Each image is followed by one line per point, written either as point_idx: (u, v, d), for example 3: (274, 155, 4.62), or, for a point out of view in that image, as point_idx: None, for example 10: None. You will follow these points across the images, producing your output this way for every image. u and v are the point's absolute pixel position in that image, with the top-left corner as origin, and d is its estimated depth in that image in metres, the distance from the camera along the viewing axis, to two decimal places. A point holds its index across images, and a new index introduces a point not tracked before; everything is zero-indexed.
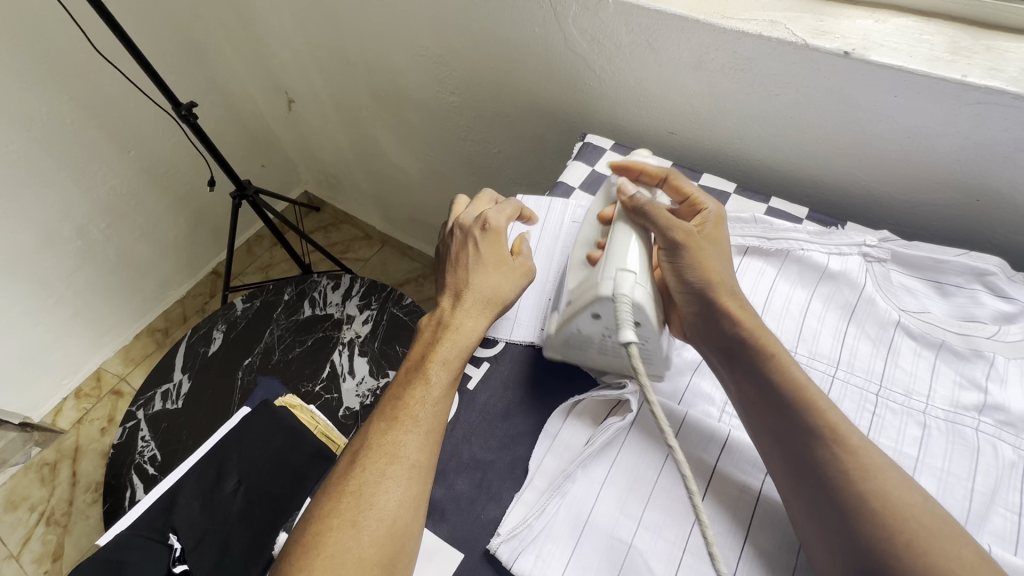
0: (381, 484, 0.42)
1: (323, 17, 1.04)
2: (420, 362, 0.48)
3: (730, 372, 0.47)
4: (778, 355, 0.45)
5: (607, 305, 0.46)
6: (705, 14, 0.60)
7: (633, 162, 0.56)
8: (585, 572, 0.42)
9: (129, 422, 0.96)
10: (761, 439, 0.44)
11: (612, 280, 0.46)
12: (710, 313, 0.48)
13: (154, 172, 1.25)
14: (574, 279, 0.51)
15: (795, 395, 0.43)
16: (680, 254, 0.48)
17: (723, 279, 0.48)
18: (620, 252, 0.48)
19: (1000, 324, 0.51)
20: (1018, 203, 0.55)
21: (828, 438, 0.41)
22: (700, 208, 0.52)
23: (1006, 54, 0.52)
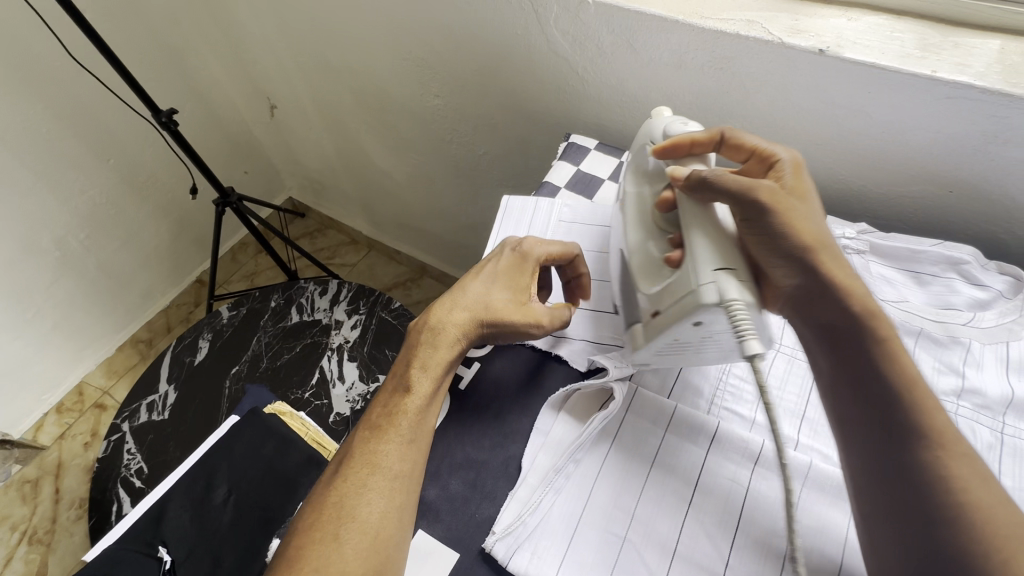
0: (363, 494, 0.42)
1: (304, 21, 1.04)
2: (405, 368, 0.48)
3: (831, 354, 0.44)
4: (893, 342, 0.42)
5: (714, 313, 0.40)
6: (684, 15, 0.61)
7: (678, 137, 0.50)
8: (580, 567, 0.42)
9: (114, 434, 0.95)
10: (856, 427, 0.41)
11: (713, 285, 0.40)
12: (812, 285, 0.44)
13: (135, 180, 1.24)
14: (655, 284, 0.45)
15: (904, 388, 0.40)
16: (769, 217, 0.44)
17: (822, 241, 0.44)
18: (706, 248, 0.42)
19: (975, 311, 0.52)
20: (989, 193, 0.57)
21: (932, 441, 0.38)
22: (773, 158, 0.48)
23: (972, 50, 0.54)
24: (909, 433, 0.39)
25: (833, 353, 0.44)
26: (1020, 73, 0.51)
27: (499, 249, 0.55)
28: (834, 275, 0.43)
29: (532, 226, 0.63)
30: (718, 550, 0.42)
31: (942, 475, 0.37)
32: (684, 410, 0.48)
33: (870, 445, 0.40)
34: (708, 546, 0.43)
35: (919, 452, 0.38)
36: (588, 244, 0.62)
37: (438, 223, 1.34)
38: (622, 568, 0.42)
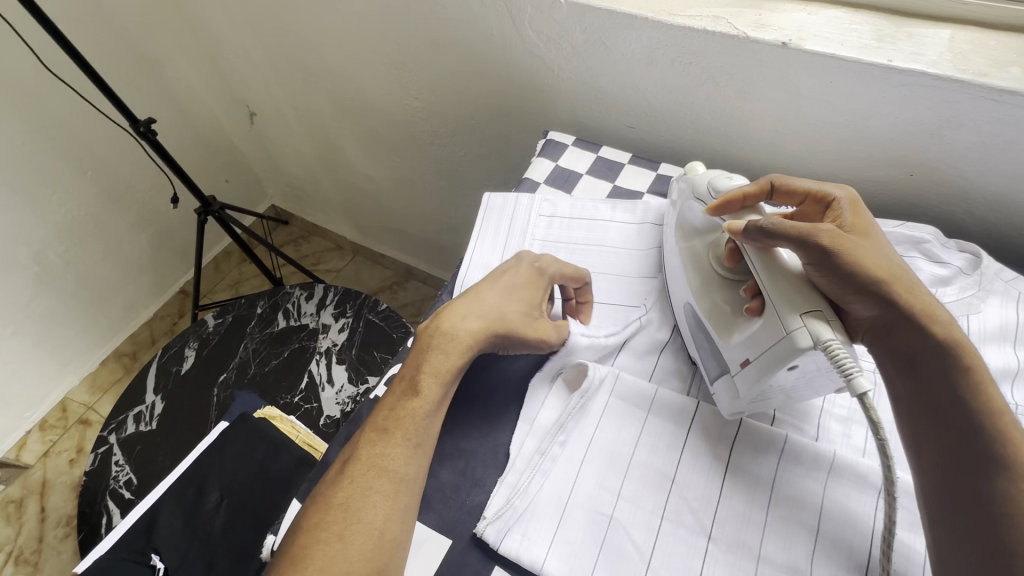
0: (369, 496, 0.42)
1: (281, 27, 1.04)
2: (415, 373, 0.48)
3: (910, 381, 0.42)
4: (978, 371, 0.40)
5: (811, 355, 0.40)
6: (653, 13, 0.63)
7: (732, 193, 0.49)
8: (570, 546, 0.44)
9: (101, 447, 0.94)
10: (938, 455, 0.40)
11: (804, 329, 0.40)
12: (892, 314, 0.41)
13: (114, 192, 1.23)
14: (740, 335, 0.46)
15: (992, 421, 0.39)
16: (837, 259, 0.41)
17: (896, 272, 0.42)
18: (784, 291, 0.42)
19: (937, 286, 0.54)
20: (945, 175, 0.60)
21: (1017, 475, 0.37)
22: (829, 198, 0.47)
23: (925, 39, 0.56)
24: (992, 461, 0.38)
25: (914, 382, 0.41)
26: (968, 60, 0.54)
27: (513, 260, 0.55)
28: (913, 305, 0.41)
29: (514, 222, 0.64)
30: (701, 523, 0.44)
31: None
32: (666, 392, 0.50)
33: (952, 476, 0.39)
34: (692, 520, 0.44)
35: (1003, 481, 0.37)
36: (567, 238, 0.63)
37: (423, 225, 1.35)
38: (611, 545, 0.44)
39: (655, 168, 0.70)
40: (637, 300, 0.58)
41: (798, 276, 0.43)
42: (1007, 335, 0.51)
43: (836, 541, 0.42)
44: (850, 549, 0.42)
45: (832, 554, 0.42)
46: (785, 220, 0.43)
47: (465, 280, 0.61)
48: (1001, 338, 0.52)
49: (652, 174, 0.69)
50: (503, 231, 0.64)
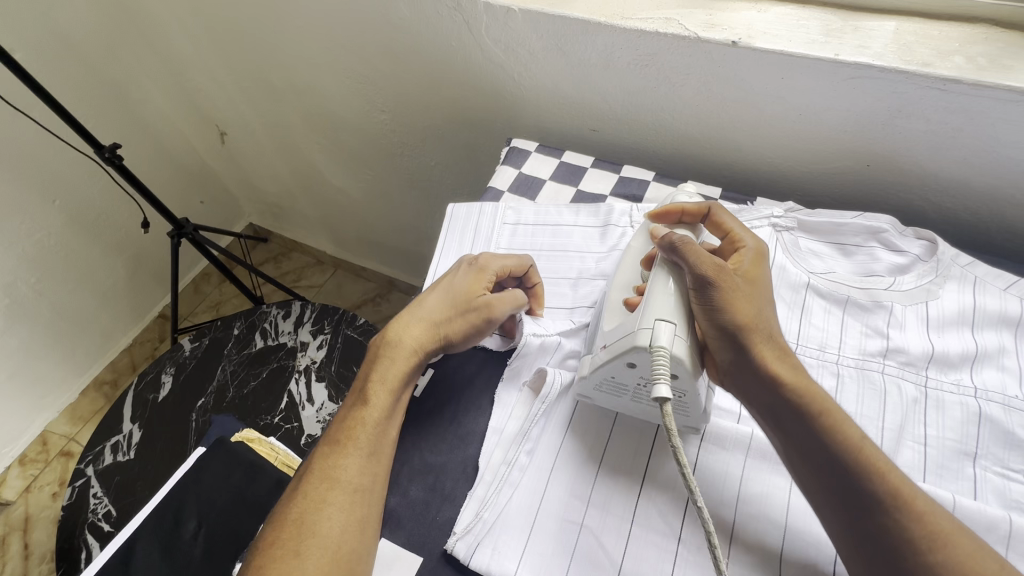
0: (322, 510, 0.42)
1: (244, 46, 1.04)
2: (364, 386, 0.48)
3: (775, 428, 0.42)
4: (830, 412, 0.40)
5: (643, 356, 0.43)
6: (606, 17, 0.63)
7: (671, 205, 0.53)
8: (541, 557, 0.43)
9: (79, 480, 0.92)
10: (818, 500, 0.39)
11: (649, 330, 0.43)
12: (745, 362, 0.43)
13: (83, 219, 1.21)
14: (609, 323, 0.49)
15: (855, 457, 0.39)
16: (714, 293, 0.44)
17: (760, 320, 0.44)
18: (659, 296, 0.45)
19: (896, 275, 0.55)
20: (902, 165, 0.61)
21: (892, 505, 0.37)
22: (739, 246, 0.49)
23: (872, 33, 0.57)
24: (868, 496, 0.37)
25: (778, 434, 0.42)
26: (913, 51, 0.54)
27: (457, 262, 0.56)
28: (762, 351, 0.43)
29: (478, 232, 0.64)
30: (670, 526, 0.44)
31: (914, 535, 0.36)
32: None
33: (843, 519, 0.38)
34: (661, 524, 0.44)
35: (884, 515, 0.37)
36: (532, 245, 0.63)
37: (400, 236, 1.34)
38: (581, 554, 0.43)
39: (618, 170, 0.70)
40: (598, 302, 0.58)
41: (680, 296, 0.45)
42: (965, 319, 0.52)
43: (805, 535, 0.43)
44: (818, 544, 0.42)
45: (800, 547, 0.42)
46: (693, 243, 0.46)
47: None
48: (959, 323, 0.52)
49: (614, 176, 0.70)
50: (468, 240, 0.64)
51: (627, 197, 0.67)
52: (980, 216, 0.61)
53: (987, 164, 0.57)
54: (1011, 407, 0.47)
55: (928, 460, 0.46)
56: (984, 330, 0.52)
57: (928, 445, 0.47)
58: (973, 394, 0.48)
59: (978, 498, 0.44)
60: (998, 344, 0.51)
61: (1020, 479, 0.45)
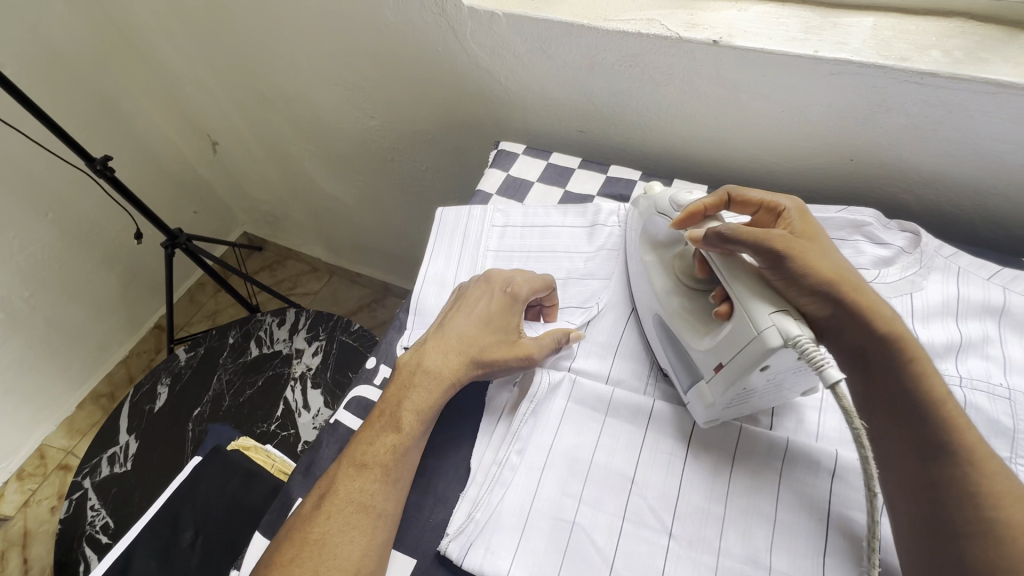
0: (346, 532, 0.42)
1: (234, 57, 1.04)
2: (395, 409, 0.48)
3: (863, 374, 0.42)
4: (921, 363, 0.40)
5: (782, 354, 0.39)
6: (588, 19, 0.64)
7: (693, 206, 0.50)
8: (533, 556, 0.44)
9: (76, 492, 0.92)
10: (888, 447, 0.40)
11: (773, 327, 0.39)
12: (841, 314, 0.42)
13: (77, 232, 1.21)
14: (708, 341, 0.45)
15: (938, 409, 0.39)
16: (790, 262, 0.42)
17: (844, 272, 0.43)
18: (748, 295, 0.42)
19: (881, 267, 0.56)
20: (884, 159, 0.62)
21: (963, 460, 0.37)
22: (778, 209, 0.48)
23: (850, 29, 0.58)
24: (944, 447, 0.38)
25: (863, 377, 0.42)
26: (890, 46, 0.55)
27: (483, 281, 0.55)
28: (859, 301, 0.41)
29: (468, 236, 0.65)
30: (661, 521, 0.44)
31: (975, 491, 0.36)
32: (623, 394, 0.50)
33: (905, 464, 0.39)
34: (652, 519, 0.44)
35: (951, 467, 0.37)
36: (521, 247, 0.64)
37: (394, 241, 1.35)
38: (573, 552, 0.44)
39: (605, 171, 0.71)
40: (587, 301, 0.59)
41: (754, 277, 0.43)
42: (949, 310, 0.53)
43: (795, 527, 0.43)
44: (807, 534, 0.42)
45: (791, 540, 0.42)
46: (743, 226, 0.44)
47: (420, 298, 0.61)
48: (943, 313, 0.53)
49: (601, 177, 0.70)
50: (457, 244, 0.64)
51: (615, 197, 0.68)
52: (961, 208, 0.62)
53: (965, 157, 0.57)
54: (996, 395, 0.48)
55: None
56: (969, 320, 0.52)
57: None
58: (958, 382, 0.49)
59: None
60: (982, 332, 0.51)
61: (1005, 466, 0.45)
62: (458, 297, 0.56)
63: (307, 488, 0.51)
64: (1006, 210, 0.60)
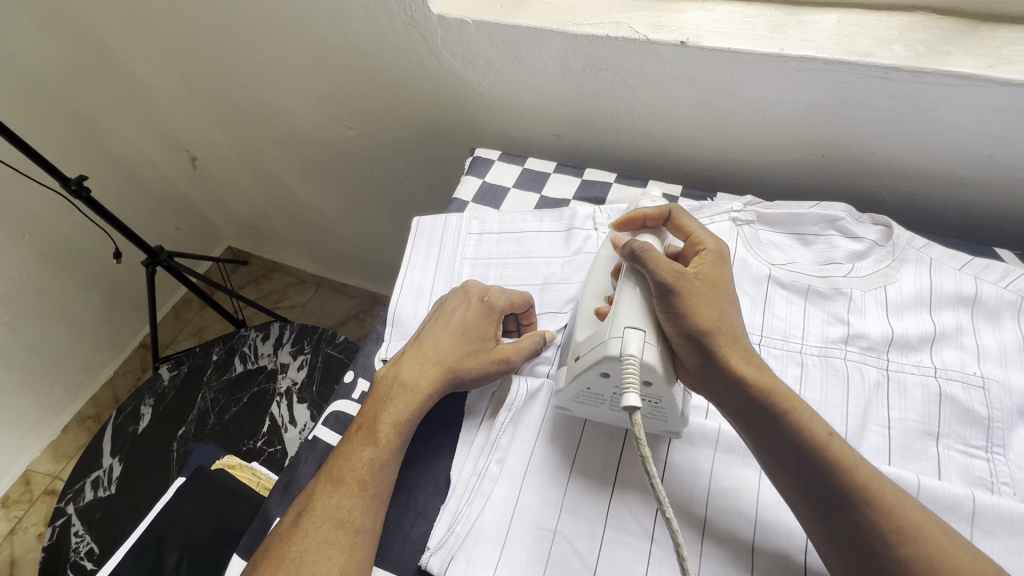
0: (322, 550, 0.41)
1: (208, 71, 1.04)
2: (372, 422, 0.48)
3: (746, 430, 0.43)
4: (795, 410, 0.41)
5: (615, 365, 0.43)
6: (557, 24, 0.64)
7: (635, 212, 0.53)
8: (515, 568, 0.43)
9: (59, 519, 0.90)
10: (791, 500, 0.40)
11: (619, 338, 0.43)
12: (713, 364, 0.43)
13: (55, 254, 1.19)
14: (583, 332, 0.49)
15: (824, 455, 0.39)
16: (670, 300, 0.44)
17: (721, 323, 0.44)
18: (626, 304, 0.45)
19: (854, 261, 0.56)
20: (855, 153, 0.62)
21: (858, 501, 0.37)
22: (699, 248, 0.49)
23: (815, 26, 0.58)
24: (839, 492, 0.38)
25: (747, 433, 0.42)
26: (855, 41, 0.56)
27: (461, 290, 0.55)
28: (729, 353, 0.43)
29: (444, 244, 0.64)
30: (643, 525, 0.44)
31: (884, 530, 0.36)
32: None
33: (814, 515, 0.38)
34: (634, 525, 0.44)
35: (853, 511, 0.37)
36: (497, 253, 0.64)
37: (379, 251, 1.34)
38: (556, 561, 0.43)
39: (581, 174, 0.70)
40: (563, 306, 0.58)
41: (642, 305, 0.45)
42: (923, 302, 0.53)
43: (777, 525, 0.43)
44: (788, 533, 0.42)
45: (772, 539, 0.42)
46: (654, 251, 0.46)
47: (397, 309, 0.61)
48: (917, 305, 0.53)
49: (577, 180, 0.70)
50: (434, 252, 0.64)
51: (590, 200, 0.67)
52: (933, 199, 0.63)
53: (934, 149, 0.58)
54: (971, 385, 0.48)
55: (894, 443, 0.47)
56: (942, 311, 0.52)
57: (891, 428, 0.48)
58: (933, 374, 0.49)
59: (942, 478, 0.45)
60: (956, 323, 0.52)
61: (981, 455, 0.45)
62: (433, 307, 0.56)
63: (286, 506, 0.51)
64: (978, 200, 0.61)
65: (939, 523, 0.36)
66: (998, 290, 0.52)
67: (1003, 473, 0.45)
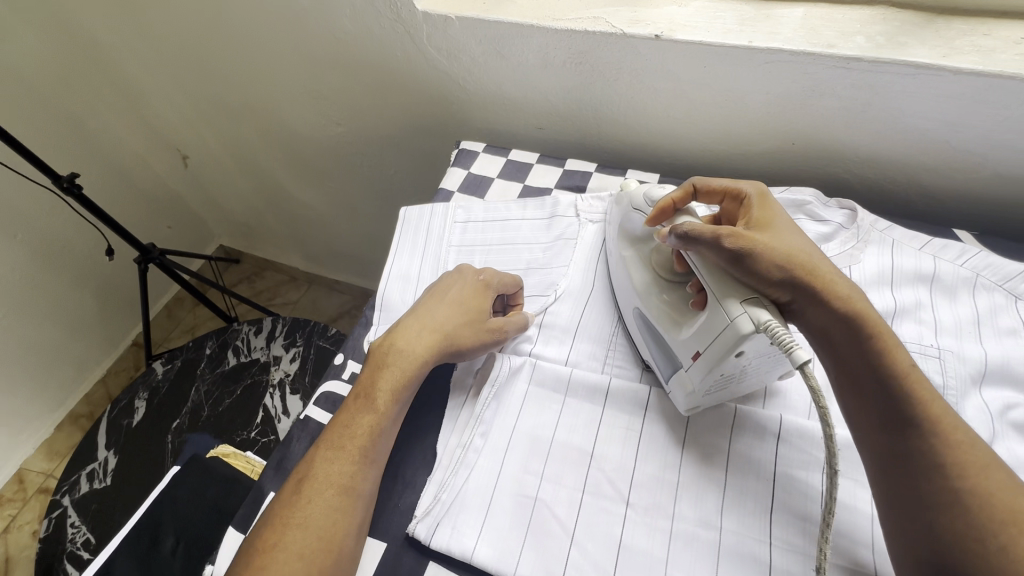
0: (326, 515, 0.43)
1: (199, 69, 1.05)
2: (369, 390, 0.50)
3: (832, 355, 0.44)
4: (886, 339, 0.42)
5: (753, 340, 0.41)
6: (537, 19, 0.66)
7: (662, 202, 0.52)
8: (497, 533, 0.45)
9: (55, 511, 0.92)
10: (862, 424, 0.42)
11: (744, 314, 0.41)
12: (805, 298, 0.43)
13: (47, 252, 1.20)
14: (685, 330, 0.47)
15: (905, 386, 0.40)
16: (749, 259, 0.43)
17: (805, 257, 0.44)
18: (718, 287, 0.44)
19: (821, 243, 0.59)
20: (822, 141, 0.65)
21: (928, 431, 0.39)
22: (741, 196, 0.52)
23: (782, 19, 0.61)
24: (911, 420, 0.40)
25: (833, 357, 0.44)
26: (819, 34, 0.58)
27: (456, 272, 0.57)
28: (823, 285, 0.43)
29: (430, 232, 0.67)
30: (620, 491, 0.46)
31: (944, 461, 0.38)
32: (581, 373, 0.53)
33: (880, 439, 0.41)
34: (610, 490, 0.47)
35: (922, 437, 0.39)
36: (482, 240, 0.66)
37: (370, 246, 1.36)
38: (536, 527, 0.45)
39: (562, 165, 0.73)
40: (546, 289, 0.61)
41: (719, 270, 0.45)
42: (885, 280, 0.56)
43: (744, 488, 0.45)
44: (754, 495, 0.45)
45: (741, 502, 0.45)
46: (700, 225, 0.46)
47: (385, 294, 0.63)
48: (879, 283, 0.56)
49: (559, 170, 0.73)
50: (421, 240, 0.66)
51: (571, 188, 0.70)
52: (897, 184, 0.66)
53: (895, 138, 0.61)
54: (928, 355, 0.51)
55: None
56: (902, 288, 0.55)
57: None
58: None
59: None
60: (915, 299, 0.54)
61: None
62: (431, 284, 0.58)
63: (279, 482, 0.53)
64: (938, 184, 0.64)
65: (993, 462, 0.38)
66: (954, 267, 0.55)
67: None
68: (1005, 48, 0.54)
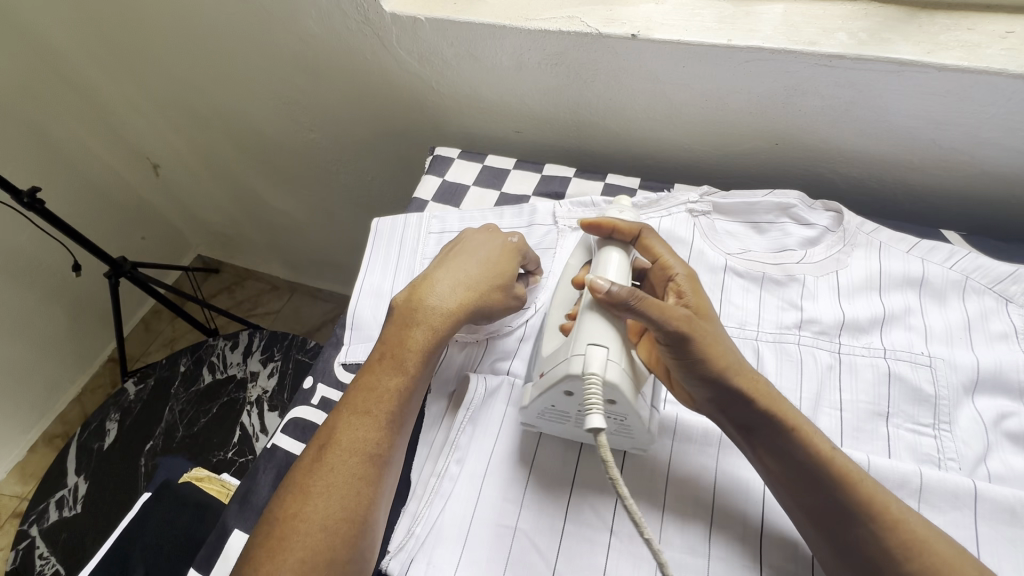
0: (349, 483, 0.41)
1: (165, 75, 1.01)
2: (397, 353, 0.47)
3: (755, 452, 0.41)
4: (801, 428, 0.40)
5: (577, 383, 0.41)
6: (509, 20, 0.63)
7: (604, 219, 0.50)
8: (475, 566, 0.43)
9: (24, 541, 0.89)
10: (800, 519, 0.40)
11: (581, 356, 0.41)
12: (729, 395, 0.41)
13: (12, 269, 1.15)
14: (547, 347, 0.47)
15: (833, 472, 0.38)
16: (691, 348, 0.41)
17: (728, 351, 0.42)
18: (588, 319, 0.43)
19: (807, 248, 0.57)
20: (807, 141, 0.63)
21: (864, 517, 0.37)
22: (671, 274, 0.48)
23: (762, 16, 0.59)
24: (847, 511, 0.38)
25: (755, 451, 0.41)
26: (800, 31, 0.56)
27: (483, 230, 0.56)
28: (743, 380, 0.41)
29: (403, 245, 0.64)
30: (603, 519, 0.44)
31: (889, 545, 0.36)
32: None
33: (820, 534, 0.38)
34: (593, 518, 0.44)
35: (859, 526, 0.37)
36: None
37: (350, 253, 1.33)
38: (516, 558, 0.43)
39: (541, 170, 0.70)
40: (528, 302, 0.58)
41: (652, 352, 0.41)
42: (873, 285, 0.54)
43: (732, 513, 0.43)
44: (743, 517, 0.43)
45: (728, 526, 0.43)
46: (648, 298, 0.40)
47: (356, 312, 0.60)
48: (868, 289, 0.54)
49: (538, 175, 0.70)
50: (393, 252, 0.64)
51: (550, 195, 0.68)
52: (884, 183, 0.64)
53: (882, 136, 0.59)
54: (919, 364, 0.49)
55: (845, 424, 0.48)
56: (891, 293, 0.54)
57: (843, 409, 0.49)
58: (882, 355, 0.50)
59: (893, 456, 0.46)
60: (904, 305, 0.53)
61: (929, 432, 0.47)
62: (448, 246, 0.56)
63: (245, 520, 0.50)
64: (927, 183, 0.62)
65: (938, 533, 0.37)
66: (944, 271, 0.53)
67: (948, 449, 0.46)
68: (991, 43, 0.52)
